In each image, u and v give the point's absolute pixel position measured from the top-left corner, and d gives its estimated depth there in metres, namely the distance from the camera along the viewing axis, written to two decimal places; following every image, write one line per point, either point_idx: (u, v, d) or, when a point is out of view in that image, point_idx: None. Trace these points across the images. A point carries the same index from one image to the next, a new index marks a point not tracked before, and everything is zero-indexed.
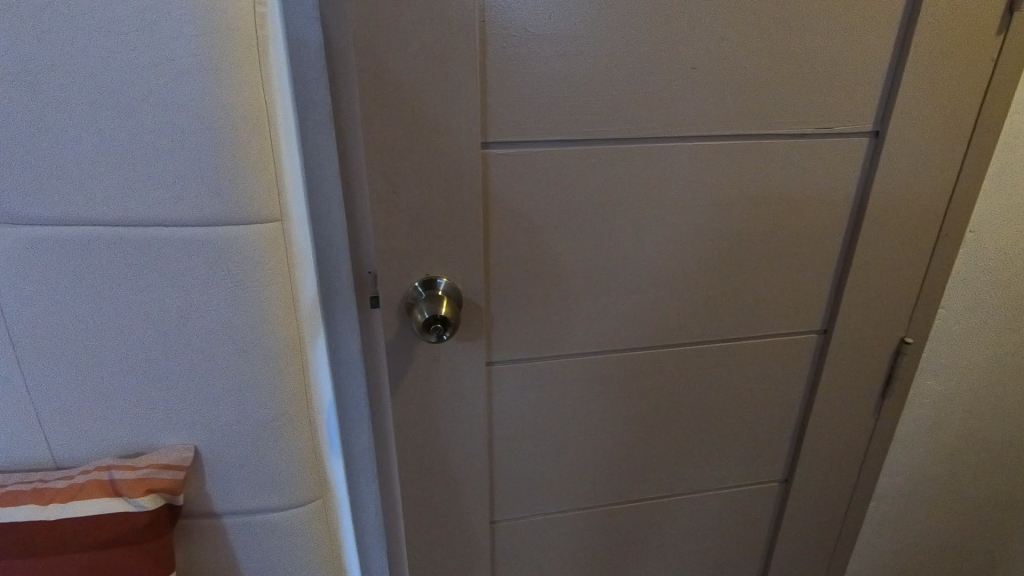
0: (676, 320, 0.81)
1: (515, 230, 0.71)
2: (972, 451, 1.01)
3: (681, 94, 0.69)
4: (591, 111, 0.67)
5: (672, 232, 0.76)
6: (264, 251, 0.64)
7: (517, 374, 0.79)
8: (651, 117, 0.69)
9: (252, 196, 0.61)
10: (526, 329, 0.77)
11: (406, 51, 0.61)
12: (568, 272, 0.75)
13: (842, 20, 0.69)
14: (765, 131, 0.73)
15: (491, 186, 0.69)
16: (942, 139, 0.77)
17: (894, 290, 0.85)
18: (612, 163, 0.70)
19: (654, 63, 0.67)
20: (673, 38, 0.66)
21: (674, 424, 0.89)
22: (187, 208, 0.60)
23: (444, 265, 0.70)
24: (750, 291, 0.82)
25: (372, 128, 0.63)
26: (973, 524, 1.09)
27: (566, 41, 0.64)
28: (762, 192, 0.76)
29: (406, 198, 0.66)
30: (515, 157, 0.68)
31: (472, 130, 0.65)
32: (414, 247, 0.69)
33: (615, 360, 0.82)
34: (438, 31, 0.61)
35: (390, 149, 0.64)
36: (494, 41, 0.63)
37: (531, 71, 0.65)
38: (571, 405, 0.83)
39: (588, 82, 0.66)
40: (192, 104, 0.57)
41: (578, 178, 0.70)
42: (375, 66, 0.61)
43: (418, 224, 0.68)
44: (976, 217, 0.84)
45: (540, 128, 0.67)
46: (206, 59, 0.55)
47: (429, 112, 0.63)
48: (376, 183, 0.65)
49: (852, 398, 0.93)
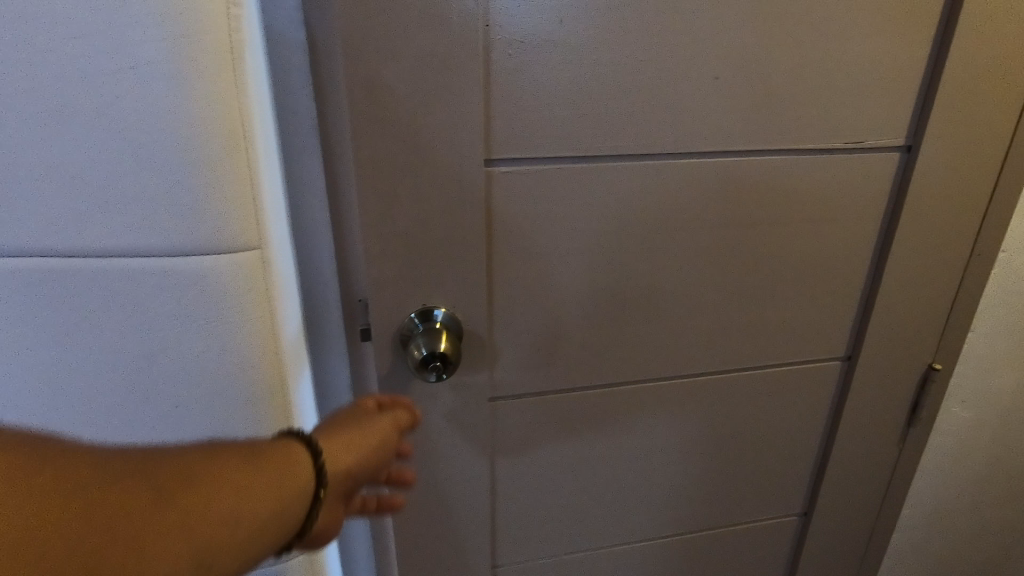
0: (692, 350, 0.75)
1: (520, 255, 0.65)
2: (1003, 484, 0.95)
3: (701, 107, 0.63)
4: (604, 126, 0.61)
5: (689, 256, 0.70)
6: (240, 282, 0.58)
7: (521, 408, 0.73)
8: (670, 132, 0.63)
9: (227, 221, 0.55)
10: (532, 361, 0.71)
11: (400, 60, 0.55)
12: (577, 299, 0.69)
13: (876, 27, 0.64)
14: (790, 147, 0.67)
15: (493, 208, 0.62)
16: (977, 155, 0.72)
17: (923, 315, 0.80)
18: (626, 182, 0.65)
19: (673, 73, 0.61)
20: (694, 46, 0.60)
21: (689, 458, 0.83)
22: (154, 235, 0.54)
23: (444, 294, 0.64)
24: (771, 317, 0.76)
25: (363, 146, 0.57)
26: (1000, 559, 1.03)
27: (577, 50, 0.58)
28: (786, 211, 0.70)
29: (400, 222, 0.60)
30: (520, 177, 0.62)
31: (475, 148, 0.59)
32: (410, 275, 0.62)
33: (627, 393, 0.76)
34: (437, 38, 0.55)
35: (383, 168, 0.58)
36: (499, 49, 0.57)
37: (540, 83, 0.59)
38: (578, 441, 0.77)
39: (601, 94, 0.60)
40: (158, 124, 0.51)
41: (589, 199, 0.64)
42: (367, 76, 0.55)
43: (414, 250, 0.61)
44: (1012, 238, 0.79)
45: (549, 144, 0.61)
46: (172, 68, 0.49)
47: (427, 128, 0.57)
48: (367, 205, 0.59)
49: (876, 429, 0.87)
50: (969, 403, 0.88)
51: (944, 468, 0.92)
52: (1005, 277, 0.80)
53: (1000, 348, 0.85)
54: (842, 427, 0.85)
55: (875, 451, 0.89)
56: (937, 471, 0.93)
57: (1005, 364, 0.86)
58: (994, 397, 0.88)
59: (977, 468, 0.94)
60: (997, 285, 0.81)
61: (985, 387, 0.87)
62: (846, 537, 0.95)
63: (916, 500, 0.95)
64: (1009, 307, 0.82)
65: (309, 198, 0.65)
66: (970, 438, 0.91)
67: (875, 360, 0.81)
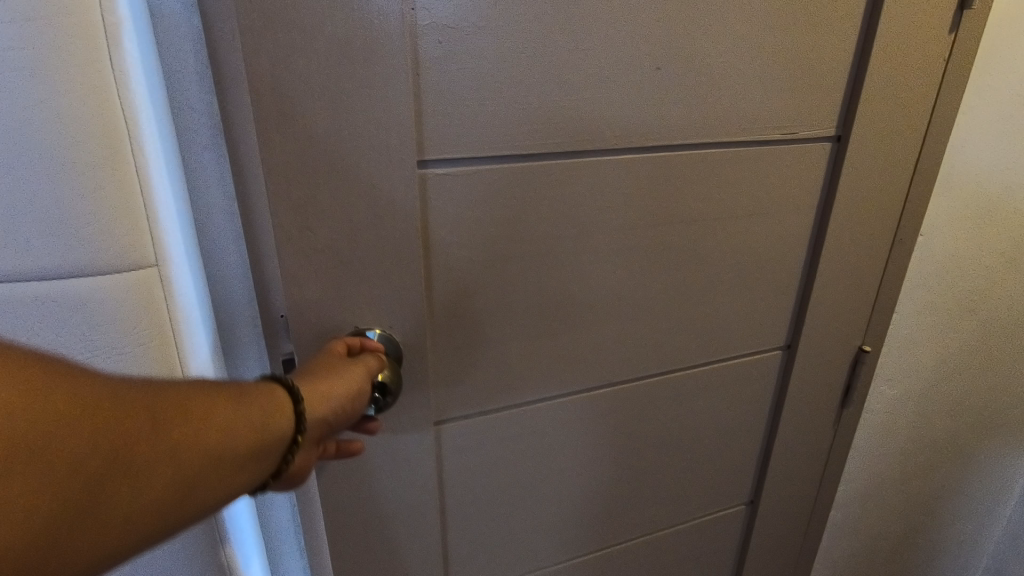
0: (641, 351, 0.73)
1: (461, 265, 0.59)
2: (925, 455, 1.01)
3: (643, 98, 0.60)
4: (545, 120, 0.57)
5: (635, 256, 0.67)
6: (135, 306, 0.53)
7: (468, 429, 0.68)
8: (615, 125, 0.60)
9: (113, 240, 0.50)
10: (478, 379, 0.65)
11: (312, 47, 0.47)
12: (524, 308, 0.64)
13: (808, 14, 0.63)
14: (731, 139, 0.66)
15: (429, 214, 0.56)
16: (899, 143, 0.73)
17: (853, 300, 0.82)
18: (570, 180, 0.60)
19: (614, 62, 0.57)
20: (634, 34, 0.57)
21: (642, 459, 0.81)
22: (22, 258, 0.48)
23: (378, 313, 0.57)
24: (716, 312, 0.75)
25: (272, 149, 0.49)
26: (924, 525, 1.09)
27: (513, 36, 0.53)
28: (728, 207, 0.69)
29: (324, 234, 0.53)
30: (457, 178, 0.56)
31: (406, 147, 0.52)
32: (339, 294, 0.55)
33: (578, 402, 0.72)
34: (356, 21, 0.48)
35: (299, 174, 0.50)
36: (428, 35, 0.51)
37: (475, 73, 0.53)
38: (531, 457, 0.73)
39: (542, 85, 0.55)
40: (19, 120, 0.44)
41: (534, 200, 0.60)
42: (273, 67, 0.47)
43: (341, 266, 0.54)
44: (931, 224, 0.81)
45: (488, 142, 0.56)
46: (30, 63, 0.43)
47: (347, 125, 0.50)
48: (282, 218, 0.51)
49: (813, 414, 0.89)
50: (897, 382, 0.92)
51: (875, 444, 0.97)
52: (926, 260, 0.84)
53: (921, 328, 0.89)
54: (783, 414, 0.87)
55: (814, 435, 0.91)
56: (869, 447, 0.97)
57: (927, 342, 0.90)
58: (915, 374, 0.92)
59: (905, 441, 0.98)
60: (919, 268, 0.84)
61: (910, 365, 0.91)
62: (790, 519, 0.97)
63: (852, 477, 0.99)
64: (929, 288, 0.86)
65: (214, 210, 0.57)
66: (898, 414, 0.95)
67: (813, 348, 0.83)
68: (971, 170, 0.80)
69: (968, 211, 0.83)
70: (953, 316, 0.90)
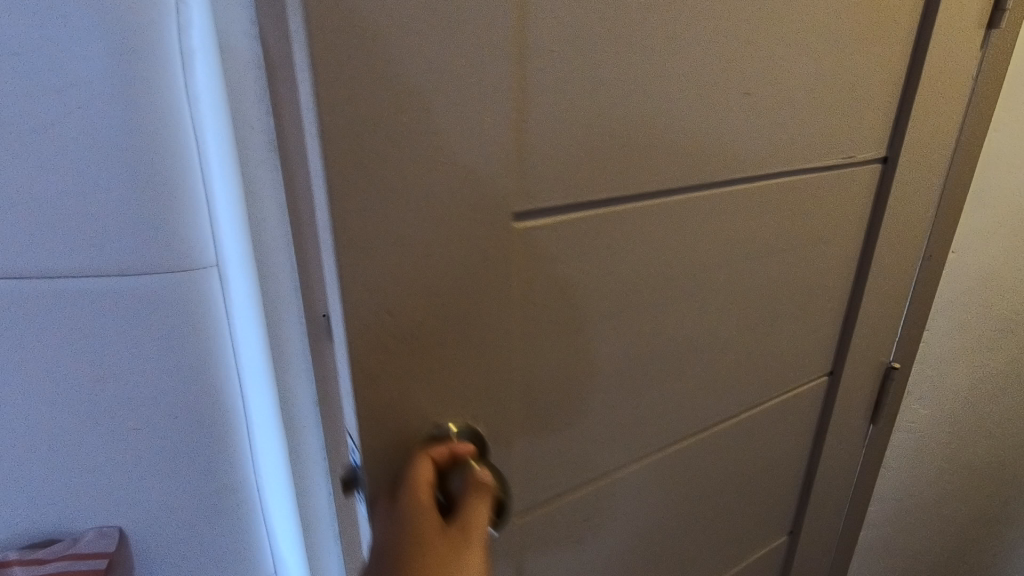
0: (711, 397, 0.66)
1: (550, 329, 0.50)
2: (951, 467, 1.00)
3: (734, 124, 0.54)
4: (643, 156, 0.49)
5: (713, 298, 0.61)
6: (196, 310, 0.56)
7: (546, 509, 0.57)
8: (706, 156, 0.53)
9: (180, 243, 0.54)
10: (559, 457, 0.56)
11: (401, 70, 0.37)
12: (607, 371, 0.55)
13: (877, 29, 0.60)
14: (805, 166, 0.61)
15: (520, 274, 0.47)
16: (936, 161, 0.73)
17: (890, 317, 0.81)
18: (663, 221, 0.53)
19: (712, 85, 0.51)
20: (736, 52, 0.51)
21: (715, 503, 0.76)
22: (98, 255, 0.52)
23: (455, 397, 0.47)
24: (778, 345, 0.70)
25: (343, 206, 0.38)
26: (951, 538, 1.09)
27: (621, 53, 0.45)
28: (795, 236, 0.65)
29: (405, 312, 0.42)
30: (551, 231, 0.47)
31: (499, 196, 0.43)
32: (415, 382, 0.45)
33: (651, 462, 0.64)
34: (451, 40, 0.38)
35: (376, 239, 0.39)
36: (533, 54, 0.41)
37: (574, 101, 0.44)
38: (606, 527, 0.63)
39: (643, 114, 0.48)
40: (102, 125, 0.48)
41: (626, 247, 0.52)
42: (349, 98, 0.36)
43: (421, 347, 0.44)
44: (959, 241, 0.82)
45: (587, 186, 0.47)
46: (113, 76, 0.47)
47: (437, 172, 0.40)
48: (352, 294, 0.40)
49: (850, 433, 0.87)
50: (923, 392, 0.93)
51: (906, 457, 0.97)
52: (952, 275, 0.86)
53: (948, 341, 0.89)
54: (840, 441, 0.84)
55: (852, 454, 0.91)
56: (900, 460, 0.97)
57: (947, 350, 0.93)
58: (943, 387, 0.92)
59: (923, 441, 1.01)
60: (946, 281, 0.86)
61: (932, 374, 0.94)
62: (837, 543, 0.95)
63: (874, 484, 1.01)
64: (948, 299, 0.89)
65: (269, 232, 0.53)
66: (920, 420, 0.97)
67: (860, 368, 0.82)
68: (996, 187, 0.81)
69: (992, 227, 0.83)
70: (977, 328, 0.90)
